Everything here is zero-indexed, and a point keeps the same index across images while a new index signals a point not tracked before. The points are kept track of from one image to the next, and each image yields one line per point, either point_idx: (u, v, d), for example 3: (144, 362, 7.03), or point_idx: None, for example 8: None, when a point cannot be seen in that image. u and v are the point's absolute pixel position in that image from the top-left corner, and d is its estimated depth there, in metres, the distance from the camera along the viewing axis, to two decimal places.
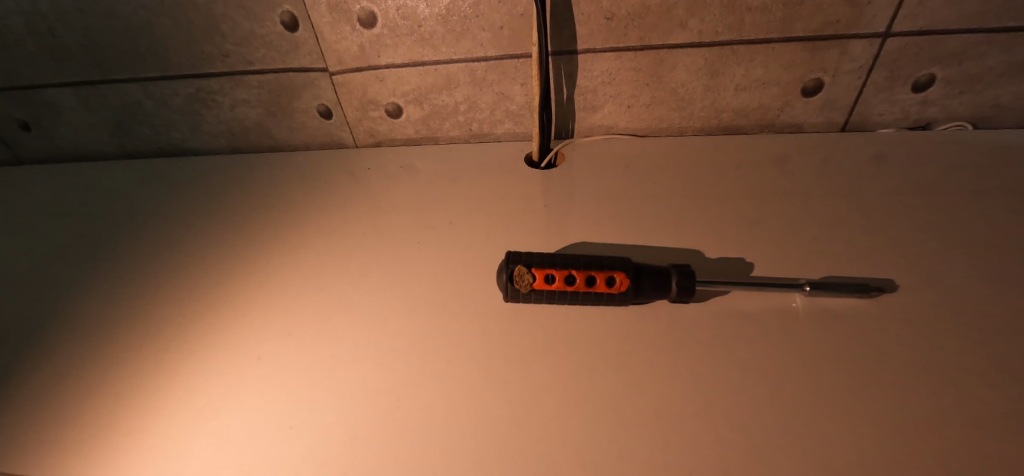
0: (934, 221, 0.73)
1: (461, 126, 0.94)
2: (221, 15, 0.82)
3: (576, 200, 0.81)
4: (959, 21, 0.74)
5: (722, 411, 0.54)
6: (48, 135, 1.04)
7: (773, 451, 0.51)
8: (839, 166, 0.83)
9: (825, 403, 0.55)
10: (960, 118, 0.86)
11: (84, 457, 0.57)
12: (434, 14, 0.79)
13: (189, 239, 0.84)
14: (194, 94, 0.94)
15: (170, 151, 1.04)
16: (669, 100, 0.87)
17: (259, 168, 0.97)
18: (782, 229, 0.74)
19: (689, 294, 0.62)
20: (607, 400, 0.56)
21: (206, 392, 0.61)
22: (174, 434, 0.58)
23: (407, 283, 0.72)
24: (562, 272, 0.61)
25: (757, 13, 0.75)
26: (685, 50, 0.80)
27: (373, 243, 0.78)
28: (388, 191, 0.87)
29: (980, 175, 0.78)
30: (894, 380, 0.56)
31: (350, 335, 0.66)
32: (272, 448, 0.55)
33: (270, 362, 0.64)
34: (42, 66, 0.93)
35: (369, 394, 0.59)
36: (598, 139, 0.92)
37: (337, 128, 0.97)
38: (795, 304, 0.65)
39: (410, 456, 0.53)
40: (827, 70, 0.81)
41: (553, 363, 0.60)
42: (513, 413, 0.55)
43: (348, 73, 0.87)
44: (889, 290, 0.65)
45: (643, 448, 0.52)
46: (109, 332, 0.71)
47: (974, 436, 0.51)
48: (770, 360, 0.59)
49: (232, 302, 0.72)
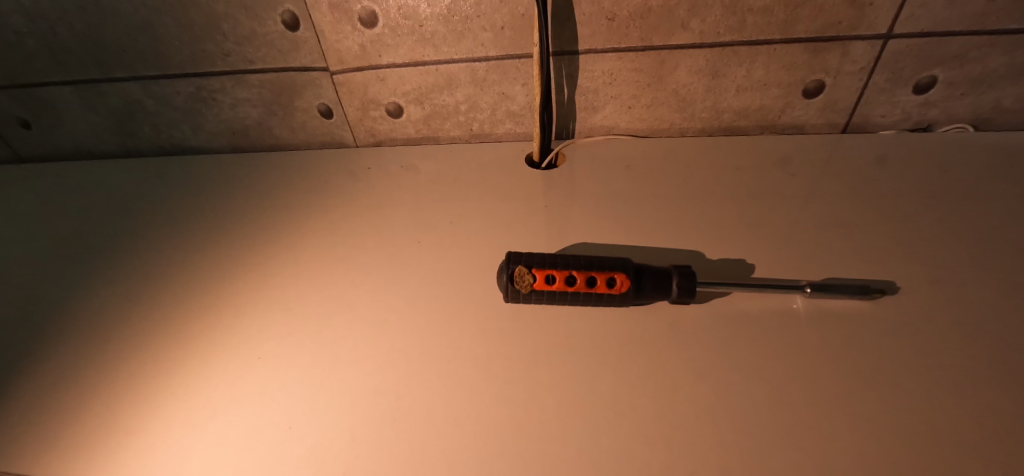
0: (935, 223, 0.73)
1: (462, 126, 0.94)
2: (222, 14, 0.82)
3: (577, 200, 0.81)
4: (961, 23, 0.74)
5: (723, 412, 0.54)
6: (48, 133, 1.04)
7: (774, 452, 0.51)
8: (840, 167, 0.83)
9: (826, 405, 0.55)
10: (962, 120, 0.86)
11: (83, 456, 0.57)
12: (435, 14, 0.79)
13: (189, 238, 0.84)
14: (195, 92, 0.93)
15: (171, 149, 1.04)
16: (671, 100, 0.87)
17: (259, 167, 0.97)
18: (783, 230, 0.74)
19: (689, 295, 0.62)
20: (607, 400, 0.56)
21: (205, 392, 0.61)
22: (174, 434, 0.58)
23: (408, 283, 0.72)
24: (562, 272, 0.60)
25: (759, 14, 0.75)
26: (686, 51, 0.80)
27: (373, 242, 0.78)
28: (389, 191, 0.87)
29: (981, 178, 0.78)
30: (894, 382, 0.56)
31: (350, 335, 0.66)
32: (272, 447, 0.55)
33: (270, 362, 0.63)
34: (42, 65, 0.93)
35: (368, 394, 0.59)
36: (599, 140, 0.92)
37: (338, 128, 0.97)
38: (796, 305, 0.65)
39: (410, 456, 0.53)
40: (829, 71, 0.81)
41: (554, 363, 0.60)
42: (514, 413, 0.55)
43: (349, 72, 0.87)
44: (890, 292, 0.65)
45: (644, 449, 0.52)
46: (109, 331, 0.71)
47: (974, 438, 0.51)
48: (771, 361, 0.59)
49: (232, 302, 0.72)
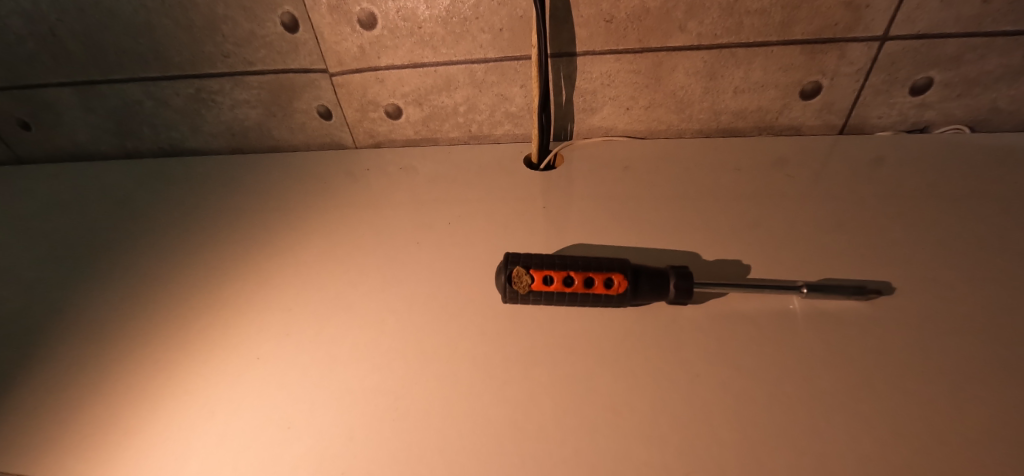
0: (932, 224, 0.73)
1: (461, 127, 0.94)
2: (221, 16, 0.82)
3: (575, 201, 0.81)
4: (957, 25, 0.74)
5: (721, 412, 0.54)
6: (48, 135, 1.04)
7: (771, 452, 0.51)
8: (837, 169, 0.83)
9: (823, 405, 0.55)
10: (958, 122, 0.86)
11: (82, 456, 0.57)
12: (434, 16, 0.79)
13: (188, 239, 0.84)
14: (195, 94, 0.94)
15: (171, 150, 1.04)
16: (669, 102, 0.87)
17: (259, 169, 0.97)
18: (781, 231, 0.74)
19: (687, 295, 0.62)
20: (605, 401, 0.56)
21: (204, 393, 0.61)
22: (173, 434, 0.58)
23: (406, 283, 0.72)
24: (560, 273, 0.61)
25: (757, 16, 0.75)
26: (684, 52, 0.80)
27: (372, 243, 0.78)
28: (388, 192, 0.88)
29: (978, 179, 0.78)
30: (891, 382, 0.57)
31: (349, 335, 0.66)
32: (271, 448, 0.55)
33: (269, 362, 0.64)
34: (42, 66, 0.93)
35: (368, 394, 0.59)
36: (598, 141, 0.92)
37: (337, 129, 0.97)
38: (793, 306, 0.65)
39: (409, 456, 0.53)
40: (826, 73, 0.81)
41: (552, 364, 0.60)
42: (512, 413, 0.55)
43: (348, 73, 0.88)
44: (887, 292, 0.66)
45: (641, 449, 0.52)
46: (108, 331, 0.71)
47: (970, 437, 0.51)
48: (768, 361, 0.59)
49: (232, 302, 0.72)
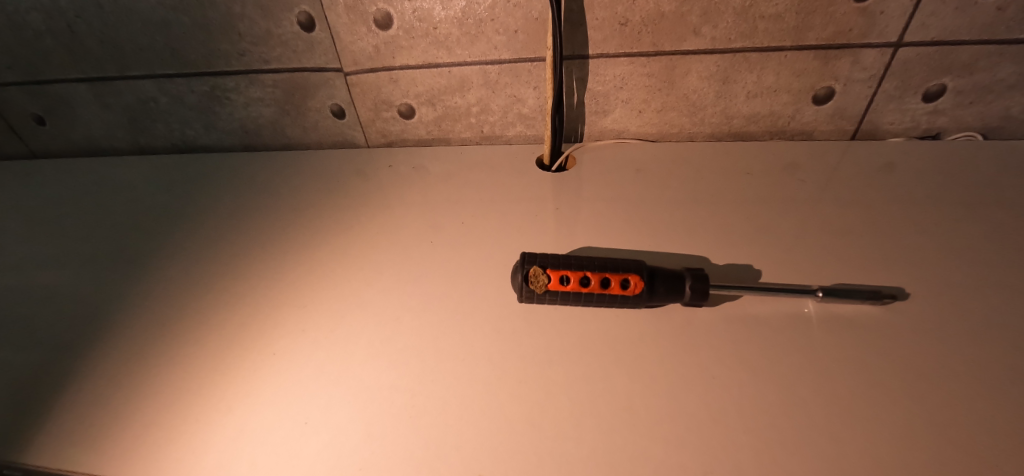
0: (945, 229, 0.73)
1: (473, 128, 0.95)
2: (239, 15, 0.83)
3: (586, 202, 0.82)
4: (971, 32, 0.75)
5: (736, 414, 0.55)
6: (62, 129, 1.05)
7: (787, 454, 0.51)
8: (849, 172, 0.83)
9: (838, 404, 0.55)
10: (971, 129, 0.87)
11: (101, 450, 0.58)
12: (450, 17, 0.79)
13: (203, 237, 0.84)
14: (210, 91, 0.94)
15: (186, 147, 1.05)
16: (681, 105, 0.88)
17: (275, 166, 0.98)
18: (793, 235, 0.74)
19: (703, 298, 0.62)
20: (621, 400, 0.56)
21: (220, 388, 0.62)
22: (191, 429, 0.59)
23: (421, 283, 0.72)
24: (577, 274, 0.61)
25: (771, 21, 0.76)
26: (698, 56, 0.81)
27: (386, 243, 0.79)
28: (401, 191, 0.88)
29: (990, 185, 0.79)
30: (907, 385, 0.57)
31: (364, 333, 0.66)
32: (288, 443, 0.56)
33: (284, 358, 0.64)
34: (59, 62, 0.94)
35: (384, 391, 0.59)
36: (609, 143, 0.93)
37: (349, 128, 0.97)
38: (807, 310, 0.65)
39: (427, 454, 0.53)
40: (839, 78, 0.82)
41: (567, 363, 0.60)
42: (529, 411, 0.56)
43: (362, 73, 0.88)
44: (901, 297, 0.66)
45: (657, 449, 0.52)
46: (122, 328, 0.71)
47: (986, 441, 0.51)
48: (783, 364, 0.59)
49: (248, 299, 0.72)
